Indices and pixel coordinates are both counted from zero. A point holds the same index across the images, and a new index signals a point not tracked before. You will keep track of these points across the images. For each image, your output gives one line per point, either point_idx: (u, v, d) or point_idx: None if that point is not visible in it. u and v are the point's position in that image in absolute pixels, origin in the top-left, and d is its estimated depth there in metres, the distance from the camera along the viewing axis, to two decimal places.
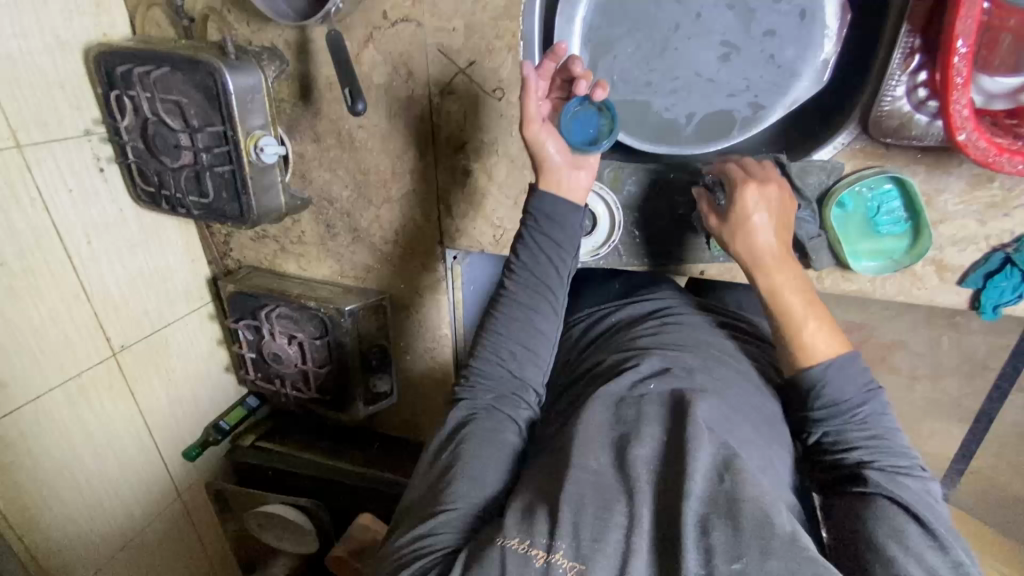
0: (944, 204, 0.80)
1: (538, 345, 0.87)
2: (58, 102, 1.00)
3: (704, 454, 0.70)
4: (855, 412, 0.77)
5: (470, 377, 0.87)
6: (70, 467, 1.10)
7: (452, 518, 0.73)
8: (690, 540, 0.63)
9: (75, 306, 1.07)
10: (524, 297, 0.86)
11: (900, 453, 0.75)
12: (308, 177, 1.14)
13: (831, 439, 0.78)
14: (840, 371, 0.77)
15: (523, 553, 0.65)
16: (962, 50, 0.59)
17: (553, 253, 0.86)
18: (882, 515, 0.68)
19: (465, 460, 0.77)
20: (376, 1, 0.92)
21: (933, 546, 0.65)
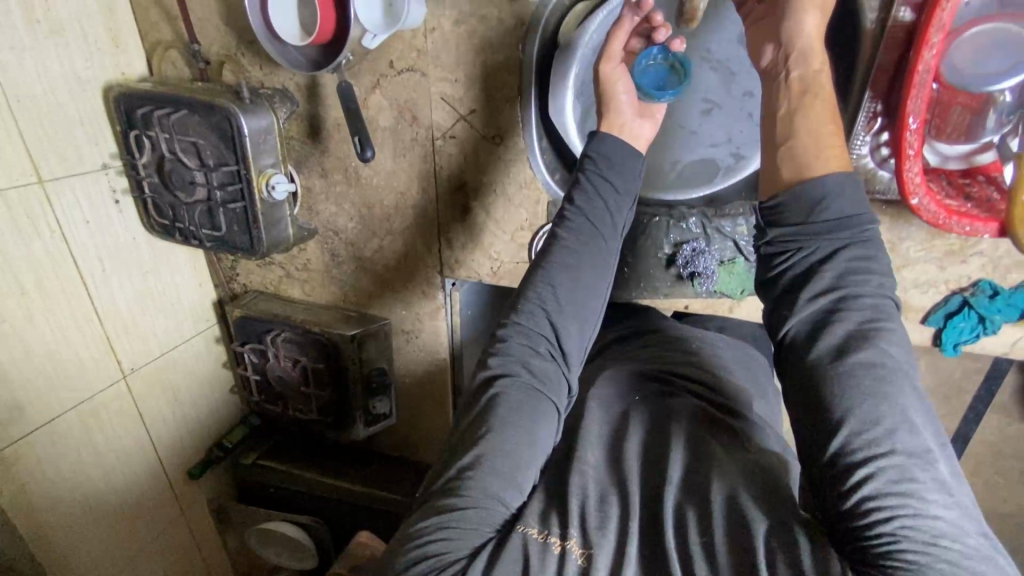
0: (907, 250, 0.86)
1: (587, 301, 0.84)
2: (79, 139, 1.05)
3: (679, 459, 0.78)
4: (843, 232, 0.69)
5: (512, 332, 0.82)
6: (80, 487, 1.14)
7: (482, 509, 0.70)
8: (670, 528, 0.70)
9: (89, 332, 1.11)
10: (576, 247, 0.84)
11: (878, 291, 0.69)
12: (315, 210, 1.19)
13: (815, 258, 0.71)
14: (841, 188, 0.69)
15: (543, 541, 0.69)
16: (913, 124, 0.65)
17: (611, 199, 0.85)
18: (858, 393, 0.65)
19: (511, 426, 0.74)
20: (384, 52, 0.99)
21: (904, 428, 0.63)
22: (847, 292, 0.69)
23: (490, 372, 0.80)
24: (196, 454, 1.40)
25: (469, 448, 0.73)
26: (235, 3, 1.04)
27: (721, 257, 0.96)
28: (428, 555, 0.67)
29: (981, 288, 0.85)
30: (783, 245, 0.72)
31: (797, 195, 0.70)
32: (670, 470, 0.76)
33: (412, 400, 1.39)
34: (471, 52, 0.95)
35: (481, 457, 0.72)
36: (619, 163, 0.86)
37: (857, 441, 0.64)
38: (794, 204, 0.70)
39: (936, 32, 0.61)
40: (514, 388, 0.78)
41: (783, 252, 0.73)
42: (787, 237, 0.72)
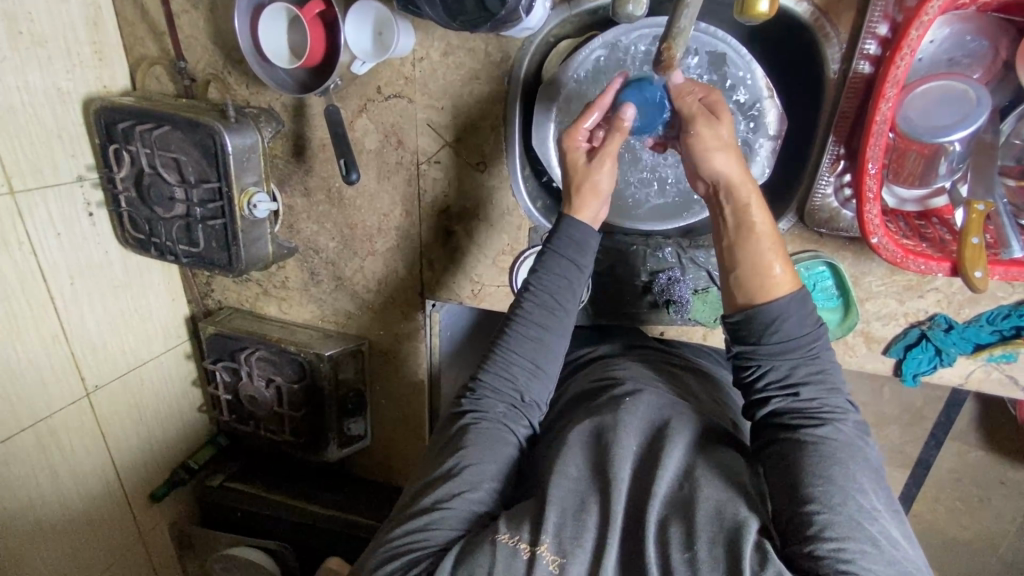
0: (869, 284, 0.91)
1: (549, 366, 0.87)
2: (55, 150, 1.03)
3: (671, 469, 0.77)
4: (799, 348, 0.79)
5: (477, 389, 0.86)
6: (32, 510, 1.09)
7: (449, 516, 0.74)
8: (652, 538, 0.70)
9: (54, 347, 1.08)
10: (540, 315, 0.86)
11: (833, 389, 0.79)
12: (296, 228, 1.19)
13: (776, 371, 0.80)
14: (795, 310, 0.78)
15: (512, 545, 0.69)
16: (873, 169, 0.69)
17: (574, 274, 0.86)
18: (815, 465, 0.72)
19: (477, 463, 0.78)
20: (371, 77, 1.01)
21: (857, 489, 0.70)
22: (805, 393, 0.78)
23: (457, 420, 0.84)
24: (158, 478, 1.35)
25: (443, 463, 0.80)
26: (225, 24, 1.05)
27: (695, 285, 0.99)
28: (403, 549, 0.74)
29: (937, 322, 0.90)
30: (748, 359, 0.82)
31: (763, 312, 0.78)
32: (659, 479, 0.75)
33: (387, 422, 1.37)
34: (457, 81, 0.97)
35: (453, 468, 0.78)
36: (584, 241, 0.86)
37: (815, 500, 0.69)
38: (758, 317, 0.79)
39: (891, 87, 0.65)
40: (479, 431, 0.81)
41: (747, 366, 0.82)
42: (749, 353, 0.81)
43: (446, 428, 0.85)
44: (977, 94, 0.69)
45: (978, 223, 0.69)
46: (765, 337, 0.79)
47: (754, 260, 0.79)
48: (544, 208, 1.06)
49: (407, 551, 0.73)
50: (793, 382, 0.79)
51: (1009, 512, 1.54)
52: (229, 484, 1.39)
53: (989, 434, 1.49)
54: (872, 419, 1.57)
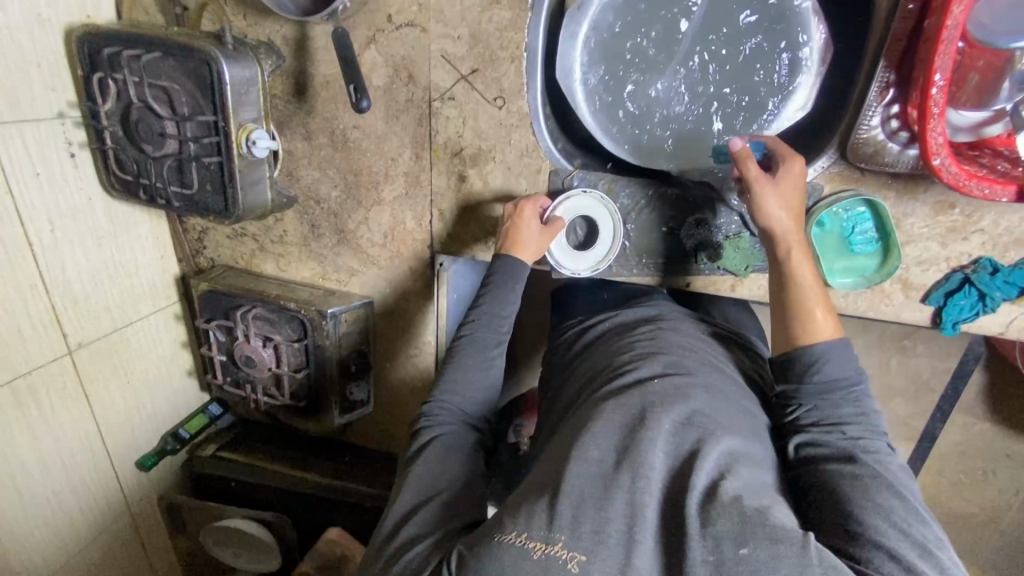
0: (911, 227, 0.86)
1: (494, 375, 0.92)
2: (33, 81, 0.93)
3: (710, 460, 0.69)
4: (842, 387, 0.76)
5: (432, 413, 0.87)
6: (11, 474, 1.00)
7: (431, 528, 0.73)
8: (695, 524, 0.63)
9: (33, 298, 0.99)
10: (484, 329, 0.91)
11: (878, 430, 0.75)
12: (296, 176, 1.11)
13: (818, 411, 0.77)
14: (839, 354, 0.76)
15: (521, 545, 0.61)
16: (940, 81, 0.63)
17: (516, 278, 0.92)
18: (872, 497, 0.66)
19: (445, 469, 0.80)
20: (382, 4, 0.93)
21: (919, 523, 0.65)
22: (850, 432, 0.74)
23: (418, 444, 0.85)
24: (148, 444, 1.27)
25: (413, 487, 0.78)
26: None
27: (727, 230, 0.94)
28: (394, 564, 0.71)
29: (982, 265, 0.85)
30: (787, 398, 0.79)
31: (804, 354, 0.76)
32: (697, 472, 0.67)
33: (391, 388, 1.31)
34: (476, 7, 0.91)
35: (428, 486, 0.78)
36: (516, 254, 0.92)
37: (880, 534, 0.63)
38: (799, 358, 0.77)
39: None
40: (444, 444, 0.83)
41: (788, 405, 0.79)
42: (790, 391, 0.79)
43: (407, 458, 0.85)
44: None
45: None
46: (808, 376, 0.77)
47: (797, 306, 0.78)
48: (564, 150, 1.01)
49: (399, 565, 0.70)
50: (838, 422, 0.75)
51: (1014, 486, 1.52)
52: (222, 454, 1.31)
53: (997, 406, 1.47)
54: (881, 393, 1.52)
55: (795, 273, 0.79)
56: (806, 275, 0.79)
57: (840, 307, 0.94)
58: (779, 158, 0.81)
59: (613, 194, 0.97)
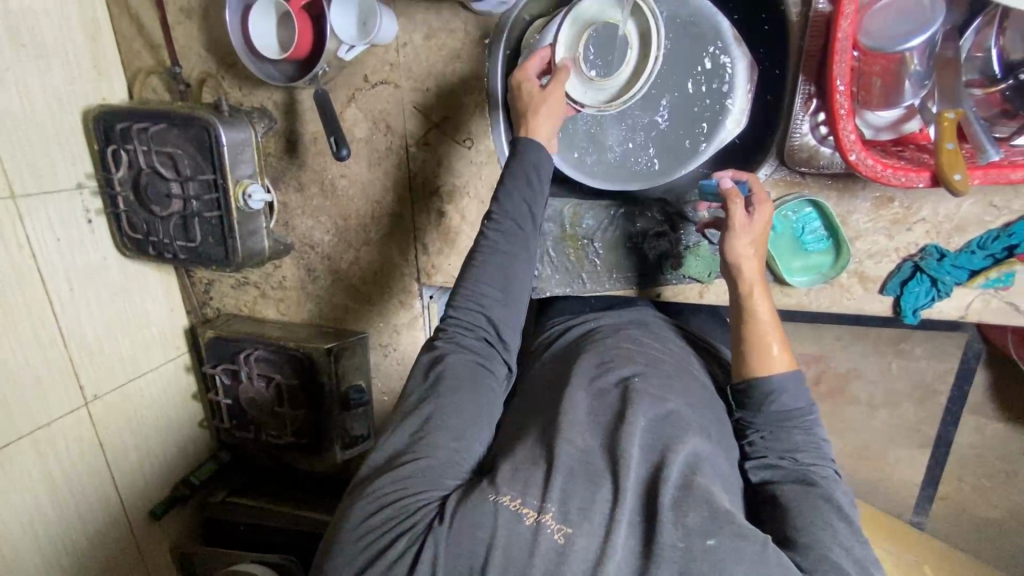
0: (857, 223, 0.92)
1: (518, 293, 0.85)
2: (55, 157, 1.06)
3: (681, 458, 0.71)
4: (795, 417, 0.80)
5: (451, 328, 0.84)
6: (28, 522, 1.05)
7: (420, 480, 0.71)
8: (666, 510, 0.65)
9: (52, 352, 1.07)
10: (503, 246, 0.85)
11: (826, 457, 0.79)
12: (291, 225, 1.21)
13: (772, 439, 0.81)
14: (794, 385, 0.80)
15: (515, 510, 0.66)
16: (842, 88, 0.72)
17: (528, 194, 0.85)
18: (817, 516, 0.70)
19: (454, 405, 0.76)
20: (358, 67, 1.05)
21: (859, 547, 0.68)
22: (802, 459, 0.78)
23: (433, 356, 0.82)
24: (158, 492, 1.31)
25: (417, 412, 0.76)
26: (217, 29, 1.10)
27: (687, 241, 1.00)
28: (391, 498, 0.70)
29: (929, 252, 0.90)
30: (745, 425, 0.84)
31: (762, 381, 0.81)
32: (669, 465, 0.70)
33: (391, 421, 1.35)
34: (440, 62, 1.02)
35: (429, 418, 0.75)
36: (540, 165, 0.85)
37: (823, 551, 0.66)
38: (756, 388, 0.81)
39: (848, 4, 0.69)
40: (456, 367, 0.80)
41: (745, 433, 0.84)
42: (747, 419, 0.83)
43: (420, 368, 0.82)
44: (933, 2, 0.72)
45: (950, 130, 0.71)
46: (763, 407, 0.81)
47: (753, 339, 0.83)
48: None
49: (398, 499, 0.70)
50: (790, 449, 0.80)
51: None
52: (232, 499, 1.34)
53: (1002, 402, 1.45)
54: (884, 398, 1.49)
55: (750, 307, 0.84)
56: (763, 309, 0.84)
57: (805, 305, 0.99)
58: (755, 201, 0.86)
59: (578, 218, 1.05)
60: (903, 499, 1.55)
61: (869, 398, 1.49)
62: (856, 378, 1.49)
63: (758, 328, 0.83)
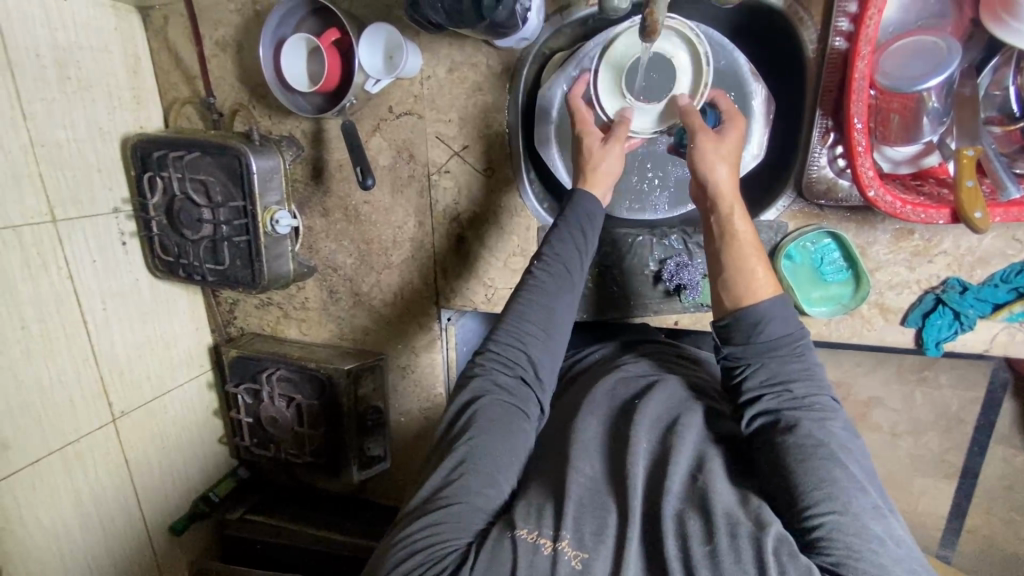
0: (876, 255, 0.92)
1: (556, 336, 0.88)
2: (95, 182, 1.11)
3: (682, 465, 0.75)
4: (787, 345, 0.78)
5: (490, 363, 0.85)
6: (56, 538, 1.07)
7: (452, 529, 0.70)
8: (670, 531, 0.66)
9: (84, 369, 1.11)
10: (549, 287, 0.88)
11: (820, 385, 0.78)
12: (315, 248, 1.24)
13: (765, 370, 0.78)
14: (782, 311, 0.78)
15: (532, 541, 0.66)
16: (859, 125, 0.73)
17: (578, 243, 0.90)
18: (813, 465, 0.69)
19: (492, 444, 0.77)
20: (384, 98, 1.09)
21: (861, 495, 0.67)
22: (796, 390, 0.77)
23: (471, 391, 0.83)
24: (179, 510, 1.33)
25: (453, 453, 0.76)
26: (250, 62, 1.15)
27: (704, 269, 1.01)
28: (422, 544, 0.69)
29: (951, 285, 0.90)
30: (735, 360, 0.81)
31: (750, 311, 0.78)
32: (671, 477, 0.72)
33: (407, 441, 1.36)
34: (463, 95, 1.05)
35: (465, 460, 0.75)
36: (590, 214, 0.90)
37: (824, 513, 0.65)
38: (744, 319, 0.78)
39: (864, 45, 0.71)
40: (494, 404, 0.81)
41: (735, 366, 0.81)
42: (738, 353, 0.80)
43: (456, 405, 0.82)
44: (949, 44, 0.72)
45: (970, 167, 0.71)
46: (754, 336, 0.78)
47: (734, 263, 0.80)
48: (549, 208, 1.12)
49: (428, 545, 0.68)
50: (784, 379, 0.77)
51: None
52: (251, 516, 1.37)
53: None
54: (909, 427, 1.45)
55: (733, 229, 0.81)
56: (744, 231, 0.81)
57: (824, 335, 0.98)
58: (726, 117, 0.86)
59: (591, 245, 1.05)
60: (931, 531, 1.51)
61: (892, 426, 1.46)
62: (878, 405, 1.46)
63: (740, 248, 0.80)
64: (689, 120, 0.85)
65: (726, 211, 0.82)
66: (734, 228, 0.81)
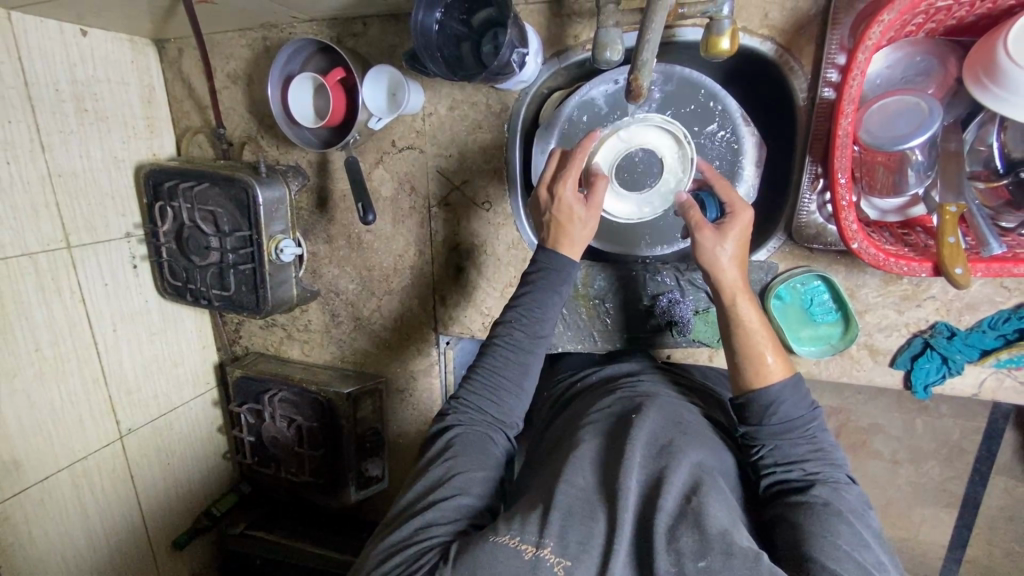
0: (866, 296, 0.93)
1: (525, 382, 0.90)
2: (108, 210, 1.15)
3: (676, 485, 0.72)
4: (799, 426, 0.80)
5: (462, 402, 0.90)
6: (63, 551, 1.10)
7: (428, 531, 0.73)
8: (662, 548, 0.65)
9: (94, 391, 1.14)
10: (520, 341, 0.90)
11: (835, 463, 0.79)
12: (318, 273, 1.28)
13: (780, 450, 0.80)
14: (793, 395, 0.80)
15: (515, 546, 0.66)
16: (843, 180, 0.74)
17: (553, 299, 0.90)
18: (822, 522, 0.69)
19: (467, 469, 0.80)
20: (387, 133, 1.12)
21: (866, 552, 0.67)
22: (808, 466, 0.78)
23: (446, 424, 0.88)
24: (182, 523, 1.36)
25: (433, 471, 0.81)
26: (259, 94, 1.19)
27: (696, 306, 1.02)
28: (401, 547, 0.73)
29: (939, 330, 0.91)
30: (750, 440, 0.83)
31: (759, 395, 0.80)
32: (665, 494, 0.71)
33: (405, 461, 1.38)
34: (463, 131, 1.08)
35: (445, 474, 0.80)
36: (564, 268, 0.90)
37: (832, 559, 0.65)
38: (756, 401, 0.81)
39: (847, 104, 0.72)
40: (463, 439, 0.84)
41: (751, 447, 0.83)
42: (753, 433, 0.82)
43: (434, 434, 0.89)
44: (931, 104, 0.75)
45: (952, 224, 0.72)
46: (767, 419, 0.80)
47: (746, 351, 0.82)
48: None
49: (406, 547, 0.72)
50: (797, 458, 0.79)
51: None
52: (249, 532, 1.38)
53: None
54: (908, 455, 1.44)
55: (740, 317, 0.83)
56: (753, 320, 0.82)
57: (814, 373, 0.99)
58: (730, 208, 0.84)
59: (589, 280, 1.07)
60: (930, 561, 1.50)
61: (892, 454, 1.45)
62: (878, 433, 1.45)
63: (749, 338, 0.82)
64: (690, 214, 0.86)
65: (728, 303, 0.83)
66: (742, 318, 0.83)
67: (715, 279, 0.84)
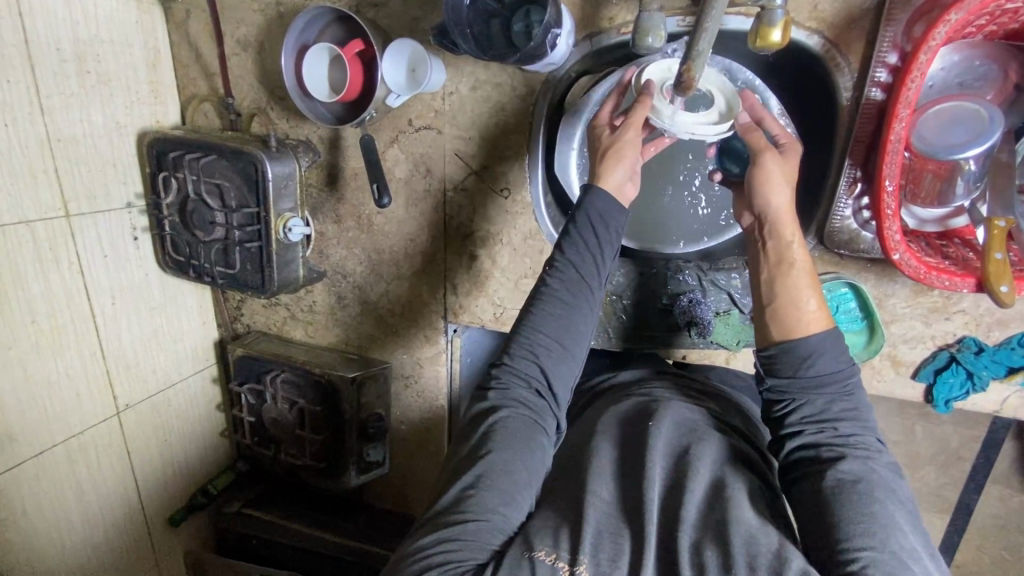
0: (894, 306, 0.91)
1: (572, 346, 0.85)
2: (110, 177, 1.10)
3: (697, 494, 0.71)
4: (836, 383, 0.75)
5: (506, 373, 0.82)
6: (59, 527, 1.08)
7: (468, 546, 0.67)
8: (685, 562, 0.63)
9: (92, 365, 1.11)
10: (564, 293, 0.84)
11: (866, 425, 0.74)
12: (325, 253, 1.24)
13: (812, 407, 0.75)
14: (834, 347, 0.75)
15: (551, 564, 0.64)
16: (890, 187, 0.71)
17: (595, 251, 0.85)
18: (853, 501, 0.66)
19: (509, 465, 0.74)
20: (403, 111, 1.07)
21: (899, 531, 0.64)
22: (842, 428, 0.73)
23: (488, 403, 0.81)
24: (177, 501, 1.34)
25: (465, 472, 0.74)
26: (270, 64, 1.14)
27: (717, 308, 1.00)
28: (437, 559, 0.67)
29: (967, 344, 0.89)
30: (778, 395, 0.77)
31: (800, 346, 0.75)
32: (687, 502, 0.69)
33: (405, 447, 1.36)
34: (485, 113, 1.03)
35: (481, 478, 0.72)
36: (608, 216, 0.84)
37: (861, 548, 0.62)
38: (793, 352, 0.75)
39: (903, 108, 0.68)
40: (508, 423, 0.78)
41: (779, 402, 0.78)
42: (783, 386, 0.76)
43: (474, 418, 0.81)
44: (991, 113, 0.73)
45: (1000, 239, 0.69)
46: (802, 372, 0.75)
47: (790, 294, 0.77)
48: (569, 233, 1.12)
49: (442, 563, 0.66)
50: (829, 418, 0.74)
51: None
52: (246, 511, 1.36)
53: None
54: (908, 461, 1.44)
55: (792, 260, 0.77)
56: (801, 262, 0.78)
57: None
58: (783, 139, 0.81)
59: (607, 277, 1.04)
60: None
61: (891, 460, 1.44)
62: None
63: (796, 282, 0.77)
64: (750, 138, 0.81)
65: (787, 237, 0.78)
66: (791, 255, 0.78)
67: (764, 207, 0.79)
